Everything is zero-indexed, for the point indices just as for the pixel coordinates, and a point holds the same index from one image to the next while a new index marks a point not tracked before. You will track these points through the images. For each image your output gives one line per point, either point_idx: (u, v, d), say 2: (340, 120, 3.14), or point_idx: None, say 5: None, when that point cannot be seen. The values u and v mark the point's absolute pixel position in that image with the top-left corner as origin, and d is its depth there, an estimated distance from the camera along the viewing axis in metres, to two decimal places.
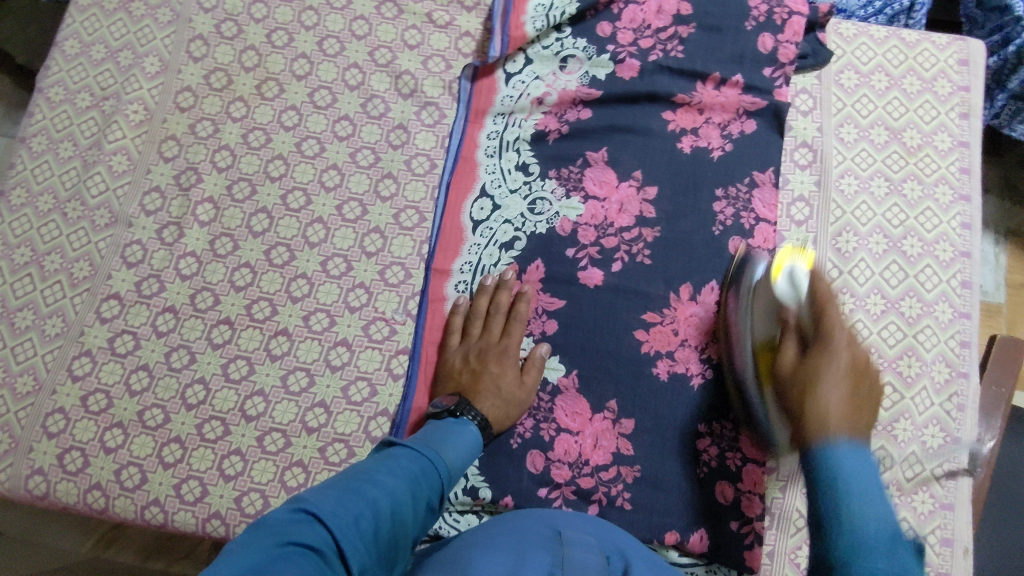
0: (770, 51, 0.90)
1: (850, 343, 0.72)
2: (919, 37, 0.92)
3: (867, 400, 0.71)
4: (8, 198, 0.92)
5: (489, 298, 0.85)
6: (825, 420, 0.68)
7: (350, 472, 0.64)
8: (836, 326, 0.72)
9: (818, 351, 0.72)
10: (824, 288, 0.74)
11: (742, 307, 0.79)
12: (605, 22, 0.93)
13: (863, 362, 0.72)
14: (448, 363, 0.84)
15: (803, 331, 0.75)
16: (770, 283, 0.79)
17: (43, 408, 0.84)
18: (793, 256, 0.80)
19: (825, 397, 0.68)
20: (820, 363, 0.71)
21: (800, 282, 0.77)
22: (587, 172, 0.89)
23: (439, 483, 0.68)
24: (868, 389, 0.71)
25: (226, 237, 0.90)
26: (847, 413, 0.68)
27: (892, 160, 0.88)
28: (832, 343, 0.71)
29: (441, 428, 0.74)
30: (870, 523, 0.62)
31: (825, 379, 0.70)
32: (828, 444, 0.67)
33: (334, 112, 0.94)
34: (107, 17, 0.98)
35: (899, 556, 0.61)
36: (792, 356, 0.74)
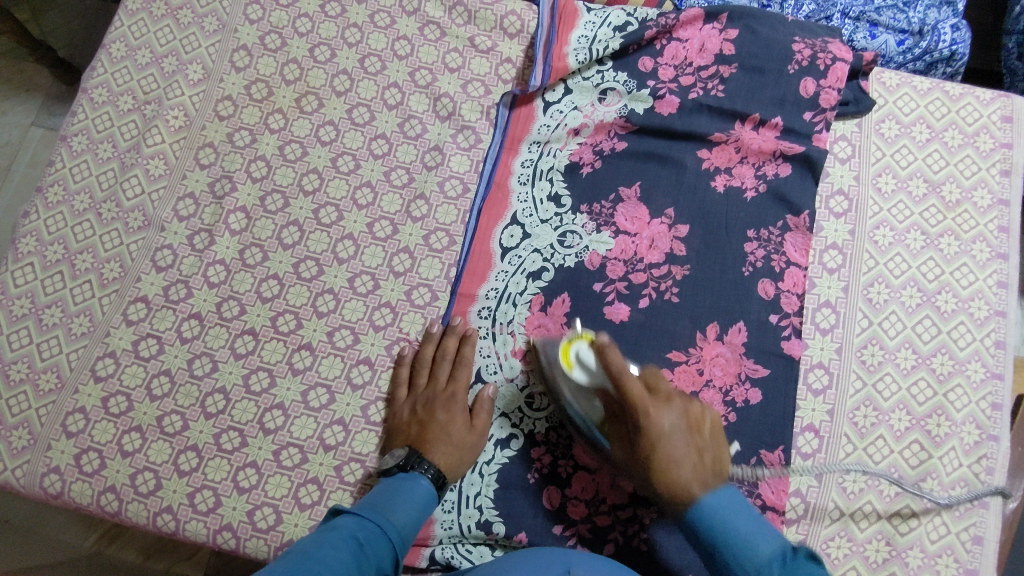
0: (811, 96, 0.90)
1: (664, 410, 0.72)
2: (963, 90, 0.92)
3: (701, 415, 0.75)
4: (46, 195, 0.93)
5: (435, 344, 0.85)
6: (683, 492, 0.69)
7: (292, 553, 0.62)
8: (652, 414, 0.71)
9: (645, 437, 0.72)
10: (615, 355, 0.71)
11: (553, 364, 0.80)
12: (647, 57, 0.94)
13: (697, 412, 0.74)
14: (396, 415, 0.82)
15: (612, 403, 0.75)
16: (568, 374, 0.78)
17: (64, 406, 0.85)
18: (577, 337, 0.79)
19: (678, 476, 0.70)
20: (662, 457, 0.71)
21: (587, 362, 0.76)
22: (619, 207, 0.89)
23: (389, 547, 0.67)
24: (700, 420, 0.74)
25: (256, 247, 0.90)
26: (689, 450, 0.71)
27: (930, 214, 0.87)
28: (654, 434, 0.71)
29: (389, 488, 0.73)
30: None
31: (672, 455, 0.71)
32: (695, 503, 0.68)
33: (371, 130, 0.94)
34: (154, 22, 1.00)
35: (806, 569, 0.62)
36: (621, 448, 0.75)
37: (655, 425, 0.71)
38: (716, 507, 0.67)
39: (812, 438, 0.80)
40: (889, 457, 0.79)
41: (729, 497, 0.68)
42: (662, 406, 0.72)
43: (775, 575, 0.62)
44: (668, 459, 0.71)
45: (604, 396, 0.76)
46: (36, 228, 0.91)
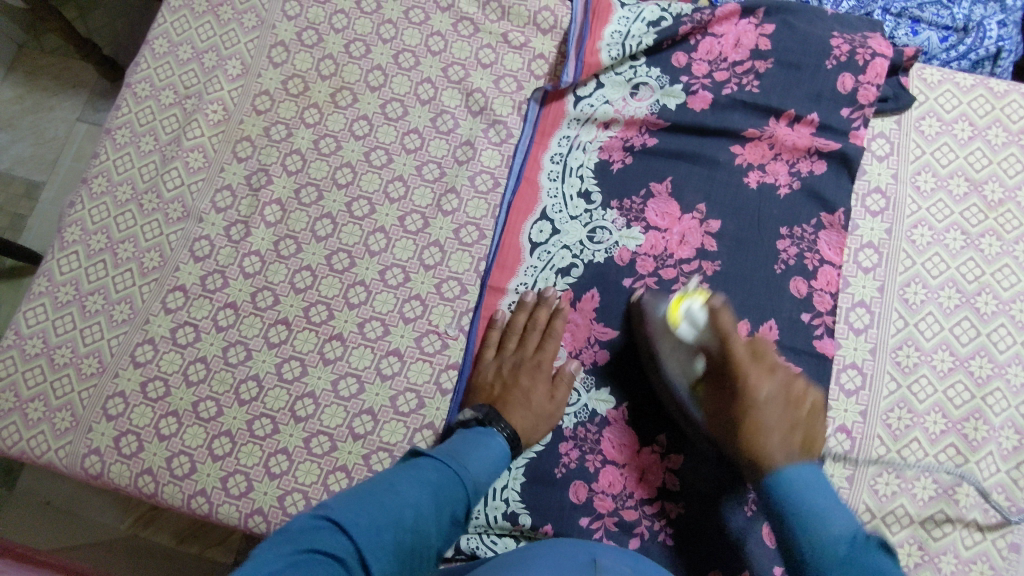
0: (849, 92, 0.88)
1: (765, 378, 0.71)
2: (1008, 87, 0.89)
3: (797, 383, 0.72)
4: (91, 185, 0.96)
5: (527, 313, 0.86)
6: (766, 463, 0.68)
7: (376, 481, 0.66)
8: (756, 379, 0.71)
9: (739, 377, 0.72)
10: (723, 321, 0.75)
11: (654, 338, 0.80)
12: (680, 53, 0.93)
13: (798, 390, 0.72)
14: (479, 376, 0.84)
15: (717, 367, 0.75)
16: (676, 330, 0.79)
17: (105, 390, 0.87)
18: (691, 293, 0.81)
19: (763, 437, 0.68)
20: (755, 426, 0.69)
21: (696, 317, 0.78)
22: (650, 202, 0.89)
23: (464, 493, 0.68)
24: (801, 404, 0.71)
25: (291, 239, 0.92)
26: (784, 442, 0.68)
27: (971, 213, 0.85)
28: (747, 390, 0.71)
29: (471, 437, 0.74)
30: (840, 536, 0.63)
31: (766, 428, 0.69)
32: (778, 466, 0.67)
33: (404, 125, 0.96)
34: (196, 19, 1.02)
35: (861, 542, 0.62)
36: (711, 410, 0.75)
37: (753, 392, 0.70)
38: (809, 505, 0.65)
39: (844, 439, 0.78)
40: (924, 460, 0.77)
41: (813, 475, 0.67)
42: (765, 375, 0.71)
43: (808, 499, 0.65)
44: (757, 426, 0.69)
45: (711, 373, 0.75)
46: (80, 218, 0.94)
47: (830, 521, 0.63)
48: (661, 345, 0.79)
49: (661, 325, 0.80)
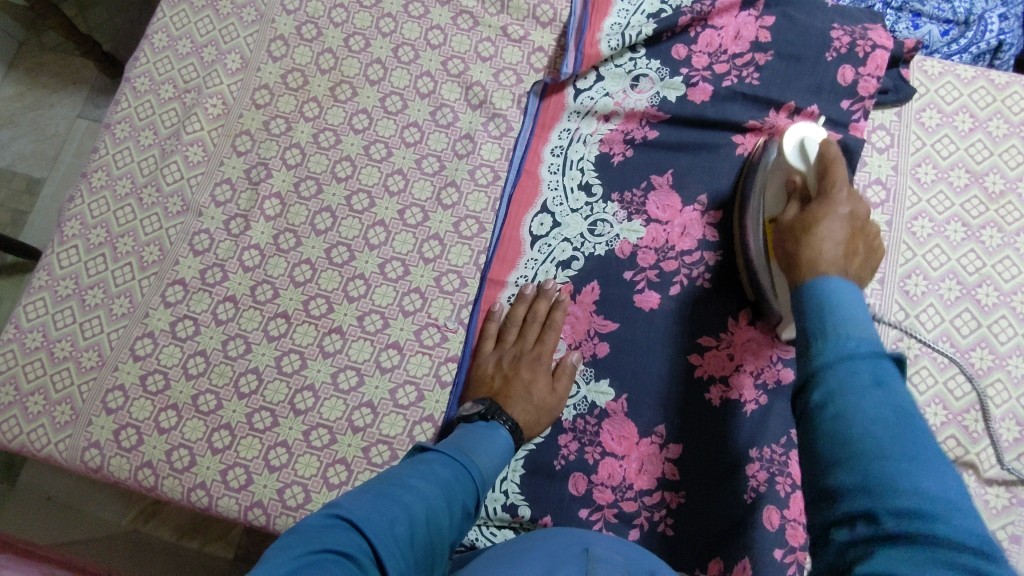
0: (849, 84, 0.88)
1: (854, 199, 0.64)
2: (1009, 79, 0.89)
3: (866, 235, 0.62)
4: (90, 180, 0.96)
5: (526, 305, 0.86)
6: (817, 261, 0.58)
7: (384, 478, 0.64)
8: (837, 180, 0.65)
9: (816, 206, 0.65)
10: (832, 152, 0.68)
11: (760, 184, 0.80)
12: (680, 45, 0.93)
13: (871, 234, 0.63)
14: (481, 367, 0.85)
15: (809, 195, 0.69)
16: (778, 167, 0.76)
17: (105, 384, 0.87)
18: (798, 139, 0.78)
19: (817, 244, 0.60)
20: (815, 226, 0.62)
21: (809, 148, 0.71)
22: (651, 195, 0.89)
23: (472, 488, 0.68)
24: (868, 245, 0.62)
25: (290, 233, 0.92)
26: (839, 255, 0.59)
27: (972, 205, 0.85)
28: (832, 202, 0.64)
29: (475, 432, 0.74)
30: (861, 340, 0.49)
31: (821, 232, 0.61)
32: (822, 275, 0.56)
33: (403, 118, 0.95)
34: (195, 13, 1.02)
35: (917, 431, 0.45)
36: (794, 210, 0.68)
37: (830, 204, 0.64)
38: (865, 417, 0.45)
39: None
40: None
41: (845, 289, 0.54)
42: (855, 197, 0.64)
43: (857, 388, 0.47)
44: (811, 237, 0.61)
45: (797, 190, 0.71)
46: (80, 212, 0.94)
47: (872, 340, 0.49)
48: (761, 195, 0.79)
49: (780, 163, 0.76)
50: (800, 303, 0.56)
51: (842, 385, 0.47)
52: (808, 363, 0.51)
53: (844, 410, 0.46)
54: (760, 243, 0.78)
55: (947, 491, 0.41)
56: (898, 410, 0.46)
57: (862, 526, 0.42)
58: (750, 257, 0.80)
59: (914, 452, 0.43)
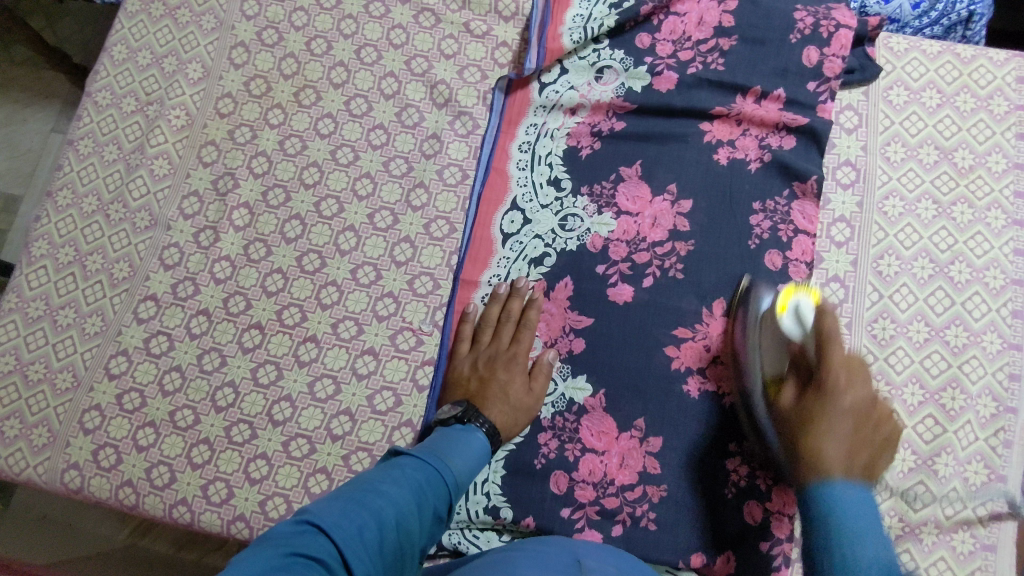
0: (814, 65, 0.87)
1: (856, 386, 0.71)
2: (975, 52, 0.89)
3: (872, 421, 0.71)
4: (56, 199, 0.95)
5: (500, 305, 0.86)
6: (820, 462, 0.69)
7: (355, 483, 0.64)
8: (835, 361, 0.71)
9: (813, 399, 0.71)
10: (826, 320, 0.73)
11: (745, 332, 0.78)
12: (644, 34, 0.92)
13: (876, 410, 0.71)
14: (457, 370, 0.84)
15: (806, 368, 0.74)
16: (778, 320, 0.76)
17: (81, 405, 0.87)
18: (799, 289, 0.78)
19: (820, 445, 0.69)
20: (821, 426, 0.69)
21: (806, 316, 0.75)
22: (620, 187, 0.88)
23: (444, 492, 0.68)
24: (874, 430, 0.71)
25: (260, 242, 0.91)
26: (846, 455, 0.69)
27: (942, 182, 0.84)
28: (832, 390, 0.70)
29: (449, 435, 0.74)
30: (870, 562, 0.63)
31: (828, 454, 0.68)
32: (824, 481, 0.68)
33: (369, 121, 0.94)
34: (154, 24, 1.00)
35: (865, 542, 0.64)
36: (791, 395, 0.73)
37: (824, 429, 0.69)
38: None
39: None
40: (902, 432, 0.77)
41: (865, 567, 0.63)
42: (858, 382, 0.71)
43: None
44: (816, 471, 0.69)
45: (797, 356, 0.75)
46: (47, 232, 0.93)
47: None
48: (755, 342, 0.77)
49: (768, 313, 0.77)
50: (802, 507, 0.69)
51: None
52: None
53: None
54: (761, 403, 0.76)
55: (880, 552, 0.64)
56: (865, 525, 0.65)
57: None
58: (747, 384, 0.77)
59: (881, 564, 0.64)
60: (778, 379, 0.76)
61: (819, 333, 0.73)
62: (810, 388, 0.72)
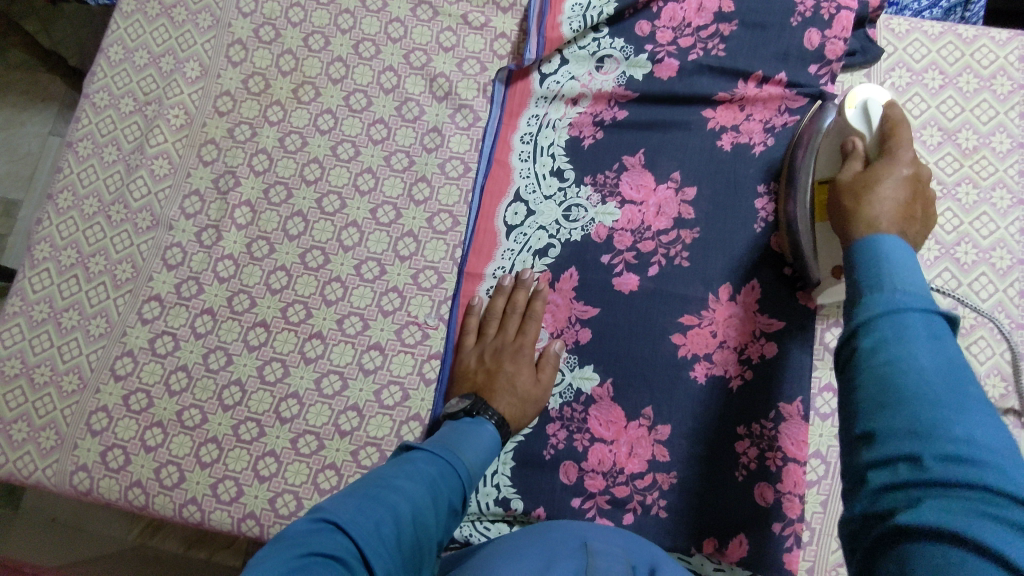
0: (816, 48, 0.86)
1: (906, 163, 0.62)
2: (976, 32, 0.88)
3: (923, 197, 0.61)
4: (56, 201, 0.94)
5: (506, 297, 0.86)
6: (873, 208, 0.58)
7: (369, 479, 0.64)
8: (901, 149, 0.63)
9: (879, 164, 0.63)
10: (896, 115, 0.66)
11: (808, 152, 0.79)
12: (643, 21, 0.92)
13: (925, 194, 0.61)
14: (464, 363, 0.84)
15: (869, 158, 0.67)
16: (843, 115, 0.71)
17: (87, 406, 0.86)
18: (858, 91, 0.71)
19: (874, 201, 0.59)
20: (874, 184, 0.61)
21: (873, 110, 0.69)
22: (623, 175, 0.88)
23: (458, 485, 0.68)
24: (923, 207, 0.61)
25: (262, 240, 0.91)
26: (898, 214, 0.58)
27: (946, 163, 0.84)
28: (894, 163, 0.62)
29: (460, 429, 0.74)
30: (920, 352, 0.45)
31: (878, 207, 0.58)
32: (874, 237, 0.54)
33: (369, 115, 0.94)
34: (150, 23, 1.00)
35: (964, 386, 0.44)
36: (857, 165, 0.66)
37: (877, 189, 0.60)
38: (923, 364, 0.44)
39: (830, 399, 0.79)
40: None
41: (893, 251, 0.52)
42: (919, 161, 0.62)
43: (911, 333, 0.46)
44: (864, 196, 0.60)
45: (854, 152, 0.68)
46: (48, 234, 0.93)
47: (925, 298, 0.48)
48: (811, 170, 0.77)
49: (841, 121, 0.73)
50: (853, 260, 0.54)
51: (895, 334, 0.46)
52: (853, 318, 0.50)
53: (897, 355, 0.45)
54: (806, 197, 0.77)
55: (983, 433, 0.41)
56: (946, 357, 0.45)
57: (903, 468, 0.41)
58: (790, 195, 0.80)
59: (955, 389, 0.43)
60: (828, 181, 0.74)
61: (885, 130, 0.66)
62: (871, 163, 0.65)
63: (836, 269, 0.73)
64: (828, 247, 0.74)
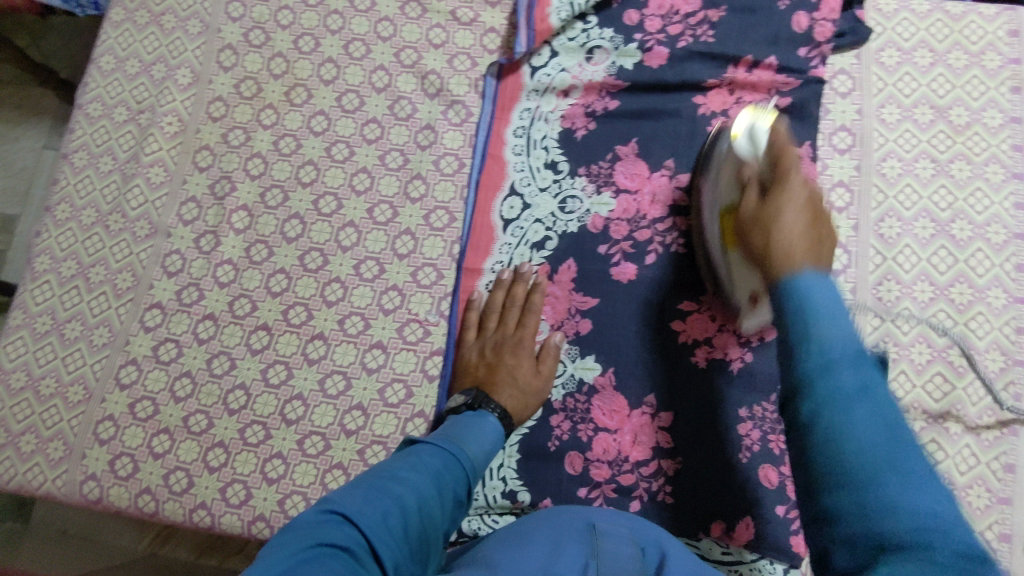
0: (805, 31, 0.87)
1: (796, 178, 0.61)
2: (964, 9, 0.88)
3: (825, 219, 0.60)
4: (54, 213, 0.95)
5: (505, 290, 0.86)
6: (789, 254, 0.55)
7: (374, 472, 0.64)
8: (791, 173, 0.61)
9: (772, 195, 0.61)
10: (784, 141, 0.65)
11: (715, 176, 0.76)
12: (631, 10, 0.92)
13: (819, 202, 0.61)
14: (465, 357, 0.84)
15: (765, 180, 0.65)
16: (733, 147, 0.72)
17: (94, 415, 0.87)
18: (759, 113, 0.72)
19: (783, 237, 0.57)
20: (773, 216, 0.59)
21: (759, 136, 0.70)
22: (617, 165, 0.88)
23: (462, 476, 0.68)
24: (826, 228, 0.60)
25: (261, 244, 0.91)
26: (807, 245, 0.57)
27: (938, 140, 0.84)
28: (789, 188, 0.60)
29: (463, 422, 0.74)
30: (836, 344, 0.49)
31: (784, 219, 0.58)
32: (792, 276, 0.54)
33: (361, 115, 0.94)
34: (140, 31, 1.00)
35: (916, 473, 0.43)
36: (754, 198, 0.64)
37: (778, 215, 0.59)
38: (840, 382, 0.47)
39: None
40: (912, 392, 0.77)
41: (817, 282, 0.53)
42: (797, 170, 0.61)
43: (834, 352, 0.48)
44: (784, 253, 0.56)
45: (751, 181, 0.66)
46: (48, 246, 0.93)
47: (835, 300, 0.51)
48: (716, 197, 0.75)
49: (733, 154, 0.73)
50: (780, 302, 0.54)
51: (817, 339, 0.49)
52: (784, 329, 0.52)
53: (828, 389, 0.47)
54: (715, 231, 0.76)
55: (933, 504, 0.42)
56: (838, 306, 0.51)
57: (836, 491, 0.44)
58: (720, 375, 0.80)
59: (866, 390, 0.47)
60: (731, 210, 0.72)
61: (775, 152, 0.65)
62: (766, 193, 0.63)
63: (755, 297, 0.73)
64: (739, 273, 0.73)
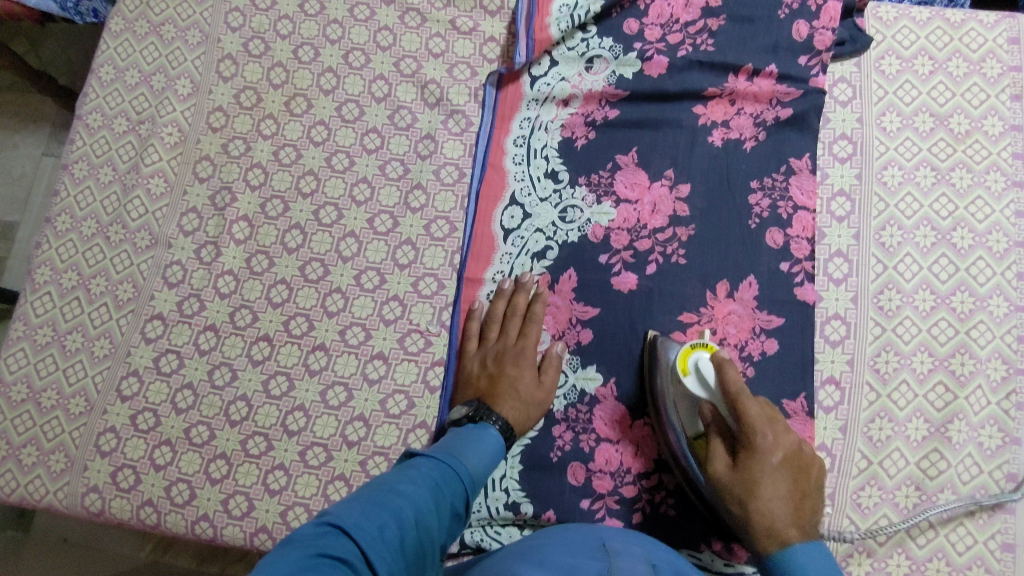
0: (805, 39, 0.87)
1: (778, 440, 0.70)
2: (964, 16, 0.88)
3: (802, 458, 0.70)
4: (54, 224, 0.95)
5: (506, 301, 0.86)
6: (775, 529, 0.67)
7: (373, 484, 0.64)
8: (757, 442, 0.69)
9: (747, 461, 0.69)
10: (734, 382, 0.70)
11: (670, 405, 0.77)
12: (631, 20, 0.92)
13: (796, 454, 0.70)
14: (466, 368, 0.84)
15: (727, 427, 0.73)
16: (682, 382, 0.75)
17: (96, 427, 0.87)
18: (699, 346, 0.76)
19: (768, 509, 0.67)
20: (760, 497, 0.68)
21: (708, 375, 0.73)
22: (618, 175, 0.88)
23: (461, 490, 0.68)
24: (806, 473, 0.70)
25: (262, 254, 0.91)
26: (791, 516, 0.67)
27: (939, 148, 0.84)
28: (759, 451, 0.69)
29: (463, 435, 0.74)
30: (814, 570, 0.64)
31: (766, 494, 0.68)
32: (785, 548, 0.66)
33: (362, 125, 0.94)
34: (139, 42, 1.00)
35: None
36: (724, 464, 0.71)
37: (759, 504, 0.68)
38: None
39: (833, 391, 0.78)
40: (914, 401, 0.77)
41: (818, 553, 0.65)
42: (777, 433, 0.70)
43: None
44: (770, 527, 0.67)
45: (716, 421, 0.74)
46: (48, 258, 0.93)
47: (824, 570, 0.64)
48: (676, 412, 0.77)
49: (681, 385, 0.76)
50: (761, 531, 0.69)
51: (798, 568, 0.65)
52: None
53: None
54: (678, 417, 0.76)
55: None
56: (803, 533, 0.67)
57: None
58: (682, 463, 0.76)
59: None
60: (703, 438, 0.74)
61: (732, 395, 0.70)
62: (739, 454, 0.71)
63: None
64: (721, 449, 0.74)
